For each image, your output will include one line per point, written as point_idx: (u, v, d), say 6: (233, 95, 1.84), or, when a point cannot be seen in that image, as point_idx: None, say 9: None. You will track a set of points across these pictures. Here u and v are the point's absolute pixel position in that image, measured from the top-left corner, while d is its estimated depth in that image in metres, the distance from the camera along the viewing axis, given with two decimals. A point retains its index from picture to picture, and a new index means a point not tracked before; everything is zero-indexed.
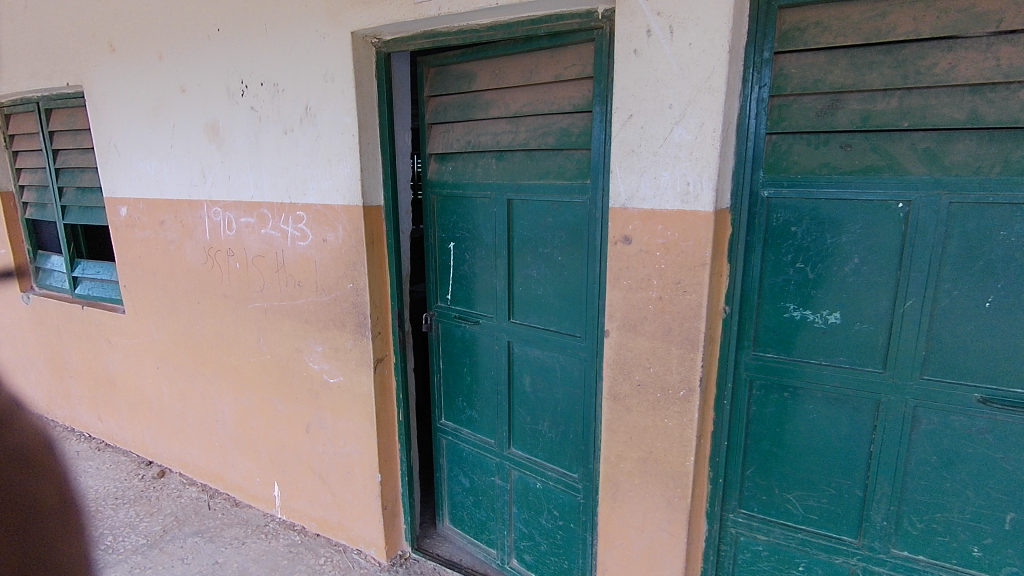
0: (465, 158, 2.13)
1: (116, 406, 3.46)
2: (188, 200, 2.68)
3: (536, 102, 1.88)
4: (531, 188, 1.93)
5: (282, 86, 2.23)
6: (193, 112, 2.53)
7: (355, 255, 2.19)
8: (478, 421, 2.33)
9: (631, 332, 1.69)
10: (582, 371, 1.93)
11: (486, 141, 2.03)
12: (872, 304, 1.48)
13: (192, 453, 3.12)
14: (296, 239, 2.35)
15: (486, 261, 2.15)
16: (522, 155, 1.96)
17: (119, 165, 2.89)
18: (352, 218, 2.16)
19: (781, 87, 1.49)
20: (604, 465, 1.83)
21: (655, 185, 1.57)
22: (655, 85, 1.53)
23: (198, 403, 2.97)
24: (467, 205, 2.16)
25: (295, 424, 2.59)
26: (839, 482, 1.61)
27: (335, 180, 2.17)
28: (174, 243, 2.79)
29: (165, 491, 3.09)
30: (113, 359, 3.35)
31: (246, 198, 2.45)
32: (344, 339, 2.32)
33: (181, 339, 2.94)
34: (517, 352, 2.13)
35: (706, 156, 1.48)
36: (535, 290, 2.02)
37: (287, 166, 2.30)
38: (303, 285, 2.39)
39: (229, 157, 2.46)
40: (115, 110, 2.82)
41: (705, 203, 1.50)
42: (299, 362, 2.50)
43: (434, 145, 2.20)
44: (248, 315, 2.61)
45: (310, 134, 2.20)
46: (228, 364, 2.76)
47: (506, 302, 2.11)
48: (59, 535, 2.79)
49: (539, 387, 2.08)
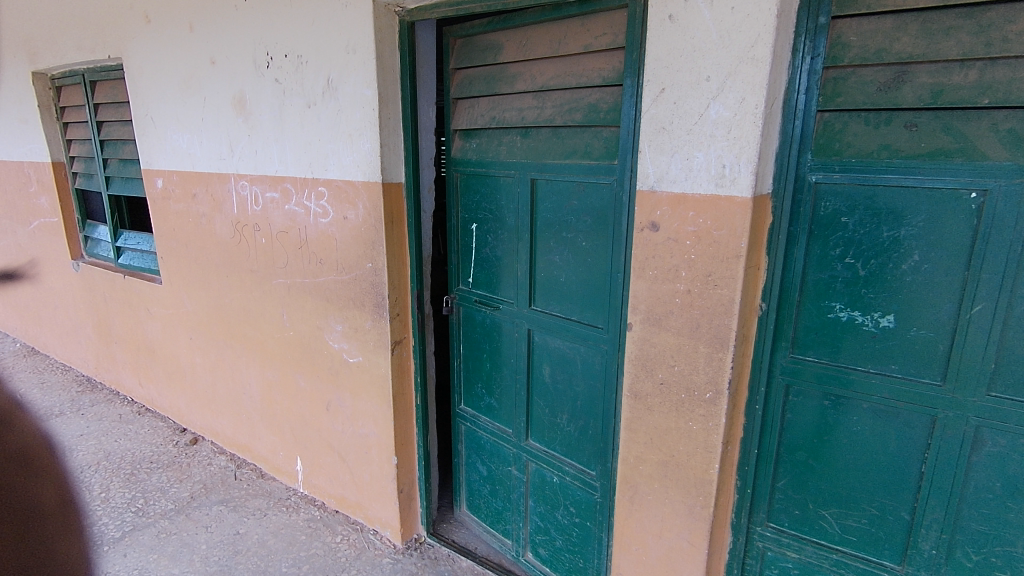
0: (489, 135, 2.02)
1: (155, 372, 3.58)
2: (218, 174, 2.67)
3: (563, 75, 1.74)
4: (556, 168, 1.81)
5: (305, 57, 2.16)
6: (221, 85, 2.49)
7: (375, 234, 2.13)
8: (498, 410, 2.25)
9: (655, 327, 1.56)
10: (604, 366, 1.81)
11: (512, 116, 1.91)
12: (932, 308, 1.31)
13: (222, 423, 3.19)
14: (318, 215, 2.31)
15: (509, 244, 2.05)
16: (548, 133, 1.83)
17: (155, 137, 2.91)
18: (372, 195, 2.09)
19: (837, 58, 1.30)
20: (623, 466, 1.72)
21: (686, 167, 1.42)
22: (691, 55, 1.37)
23: (228, 375, 3.03)
24: (491, 184, 2.05)
25: (316, 402, 2.60)
26: (883, 503, 1.45)
27: (356, 155, 2.09)
28: (206, 217, 2.81)
29: (197, 458, 3.18)
30: (152, 328, 3.46)
31: (271, 172, 2.42)
32: (364, 319, 2.27)
33: (212, 312, 2.98)
34: (538, 341, 2.03)
35: (746, 136, 1.32)
36: (557, 276, 1.90)
37: (310, 141, 2.24)
38: (324, 263, 2.35)
39: (255, 131, 2.42)
40: (150, 83, 2.83)
41: (742, 187, 1.34)
42: (320, 341, 2.48)
43: (459, 120, 2.10)
44: (273, 291, 2.61)
45: (332, 108, 2.12)
46: (256, 339, 2.79)
47: (527, 288, 2.01)
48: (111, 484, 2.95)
49: (559, 378, 1.98)
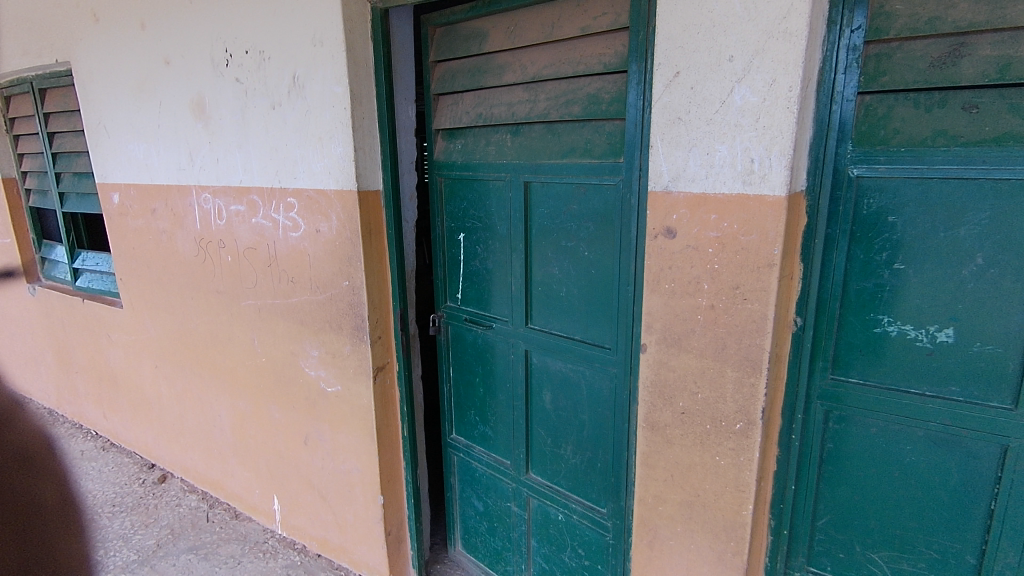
0: (476, 134, 1.82)
1: (119, 404, 3.31)
2: (177, 187, 2.43)
3: (557, 63, 1.54)
4: (552, 170, 1.60)
5: (267, 53, 1.93)
6: (178, 87, 2.26)
7: (350, 249, 1.90)
8: (493, 439, 2.04)
9: (674, 348, 1.36)
10: (612, 392, 1.60)
11: (500, 113, 1.71)
12: (1000, 318, 1.11)
13: (192, 459, 2.95)
14: (287, 229, 2.08)
15: (502, 256, 1.84)
16: (542, 129, 1.63)
17: (109, 148, 2.66)
18: (346, 205, 1.87)
19: (881, 30, 1.11)
20: (639, 507, 1.51)
21: (707, 163, 1.22)
22: (710, 32, 1.17)
23: (196, 407, 2.79)
24: (479, 190, 1.84)
25: (292, 436, 2.37)
26: (944, 545, 1.25)
27: (326, 161, 1.87)
28: (166, 234, 2.57)
29: (165, 499, 2.93)
30: (114, 356, 3.19)
31: (235, 183, 2.19)
32: (342, 343, 2.05)
33: (177, 337, 2.74)
34: (536, 363, 1.82)
35: (778, 124, 1.12)
36: (557, 291, 1.70)
37: (275, 147, 2.01)
38: (296, 281, 2.12)
39: (216, 137, 2.19)
40: (102, 88, 2.59)
41: (775, 184, 1.15)
42: (294, 367, 2.25)
43: (441, 119, 1.90)
44: (241, 314, 2.37)
45: (299, 109, 1.90)
46: (225, 367, 2.55)
47: (522, 305, 1.80)
48: (77, 534, 2.73)
49: (561, 405, 1.77)
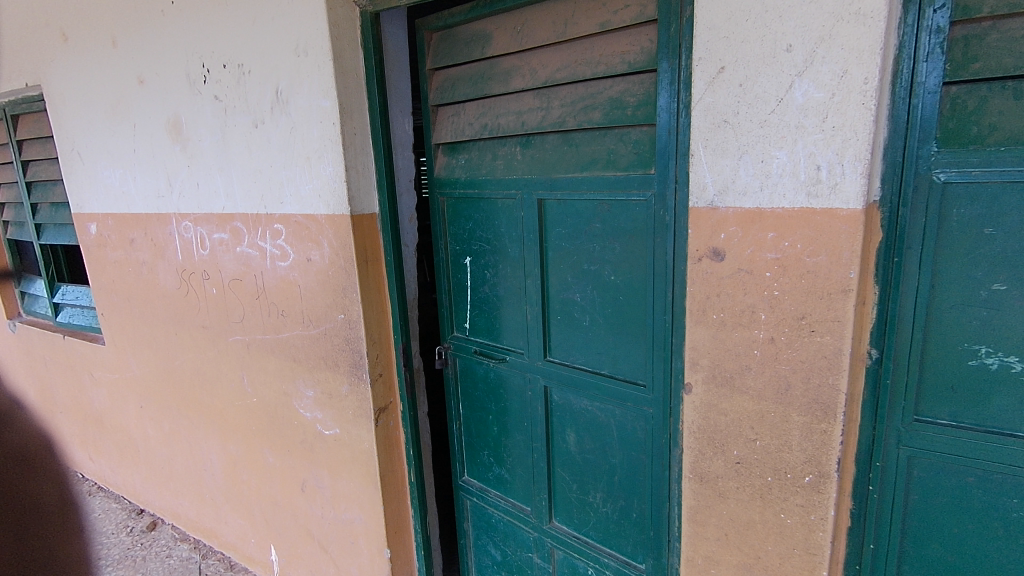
0: (480, 148, 1.63)
1: (105, 446, 3.10)
2: (156, 215, 2.24)
3: (573, 64, 1.36)
4: (570, 185, 1.42)
5: (246, 66, 1.75)
6: (152, 108, 2.07)
7: (345, 279, 1.71)
8: (510, 482, 1.83)
9: (725, 389, 1.16)
10: (648, 434, 1.41)
11: (508, 123, 1.53)
12: None
13: (183, 504, 2.73)
14: (276, 258, 1.88)
15: (514, 282, 1.65)
16: (557, 140, 1.44)
17: (84, 176, 2.48)
18: (338, 231, 1.67)
19: (971, 7, 0.92)
20: (687, 568, 1.31)
21: (762, 172, 1.03)
22: (762, 20, 0.99)
23: (185, 449, 2.59)
24: (486, 209, 1.66)
25: (289, 481, 2.16)
26: None
27: (316, 183, 1.68)
28: (147, 265, 2.38)
29: (154, 549, 2.72)
30: (98, 395, 2.99)
31: (217, 209, 2.00)
32: (339, 383, 1.85)
33: (162, 376, 2.54)
34: (557, 401, 1.62)
35: (851, 124, 0.94)
36: (580, 320, 1.51)
37: (259, 169, 1.82)
38: (287, 315, 1.93)
39: (195, 160, 2.00)
40: (74, 112, 2.41)
41: (848, 196, 0.96)
42: (288, 408, 2.05)
43: (441, 132, 1.71)
44: (229, 350, 2.18)
45: (283, 126, 1.71)
46: (214, 408, 2.35)
47: (539, 336, 1.61)
48: None
49: (588, 448, 1.57)
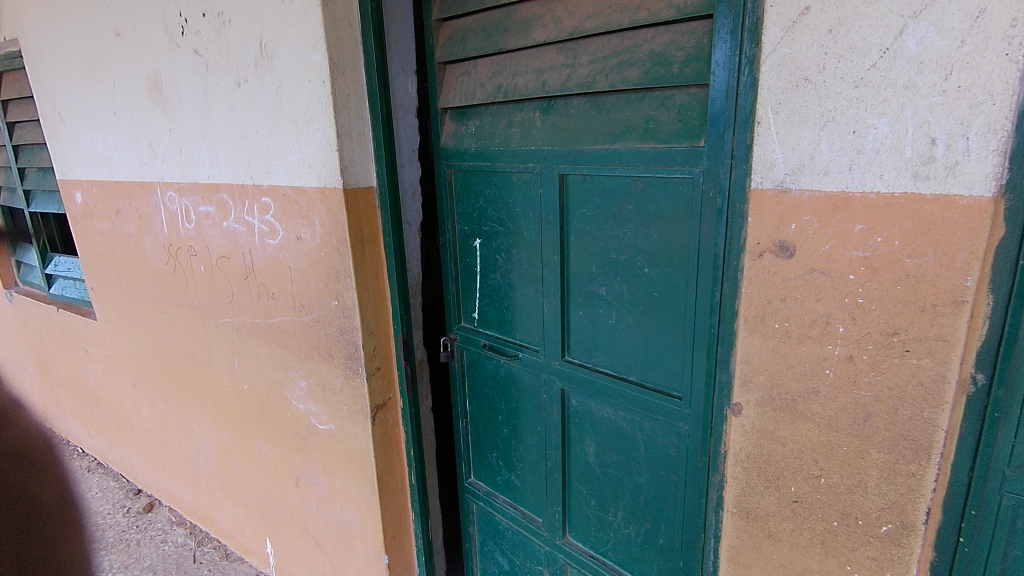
0: (494, 113, 1.40)
1: (102, 423, 3.00)
2: (140, 184, 2.05)
3: (606, 10, 1.12)
4: (599, 158, 1.19)
5: (227, 14, 1.52)
6: (130, 64, 1.86)
7: (338, 262, 1.51)
8: (521, 489, 1.66)
9: (784, 414, 0.95)
10: (682, 454, 1.21)
11: (527, 83, 1.29)
12: None
13: (179, 488, 2.62)
14: (264, 235, 1.69)
15: (529, 269, 1.44)
16: (584, 104, 1.21)
17: (67, 139, 2.29)
18: (330, 207, 1.47)
19: None
20: None
21: (852, 146, 0.80)
22: None
23: (179, 433, 2.45)
24: (500, 184, 1.44)
25: (283, 475, 2.01)
26: None
27: (305, 151, 1.47)
28: (133, 238, 2.20)
29: (149, 533, 2.61)
30: (92, 371, 2.87)
31: (202, 179, 1.80)
32: (334, 375, 1.67)
33: (154, 356, 2.39)
34: (576, 406, 1.42)
35: (987, 82, 0.69)
36: (605, 318, 1.29)
37: (244, 134, 1.61)
38: (277, 298, 1.74)
39: (177, 123, 1.80)
40: (53, 69, 2.21)
41: (973, 180, 0.72)
42: (280, 399, 1.88)
43: (449, 94, 1.48)
44: (219, 333, 2.01)
45: (268, 85, 1.49)
46: (205, 392, 2.20)
47: (557, 333, 1.40)
48: None
49: (610, 461, 1.38)
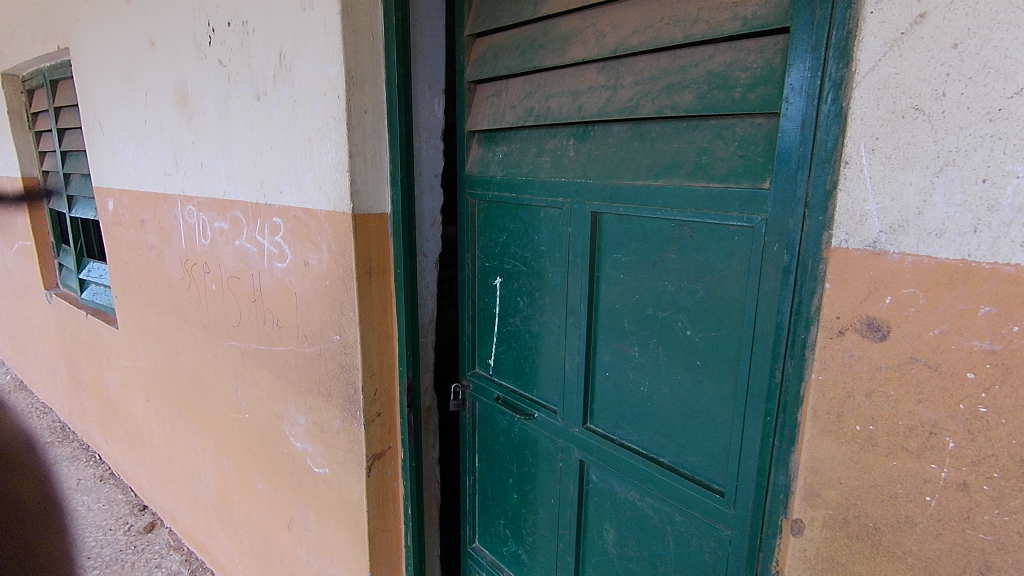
0: (524, 139, 1.24)
1: (118, 433, 2.96)
2: (163, 195, 1.99)
3: (656, 24, 0.95)
4: (638, 197, 1.00)
5: (251, 23, 1.43)
6: (162, 74, 1.81)
7: (342, 294, 1.36)
8: (529, 567, 1.44)
9: (863, 545, 0.72)
10: (720, 562, 0.98)
11: (561, 107, 1.13)
12: None
13: (180, 511, 2.52)
14: (272, 258, 1.57)
15: (552, 318, 1.25)
16: (624, 132, 1.03)
17: (104, 148, 2.28)
18: (337, 233, 1.32)
19: None
20: None
21: (980, 200, 0.59)
22: None
23: (184, 454, 2.36)
24: (525, 219, 1.27)
25: (276, 514, 1.86)
26: None
27: (316, 171, 1.34)
28: (155, 250, 2.15)
29: (145, 556, 2.51)
30: (113, 381, 2.84)
31: (218, 194, 1.71)
32: (331, 416, 1.51)
33: (166, 372, 2.31)
34: (595, 482, 1.21)
35: None
36: (635, 384, 1.09)
37: (259, 149, 1.51)
38: (281, 326, 1.61)
39: (199, 136, 1.72)
40: (97, 77, 2.21)
41: None
42: (279, 433, 1.74)
43: (478, 117, 1.34)
44: (225, 356, 1.90)
45: (285, 98, 1.38)
46: (209, 417, 2.09)
47: (578, 394, 1.20)
48: None
49: (631, 554, 1.16)
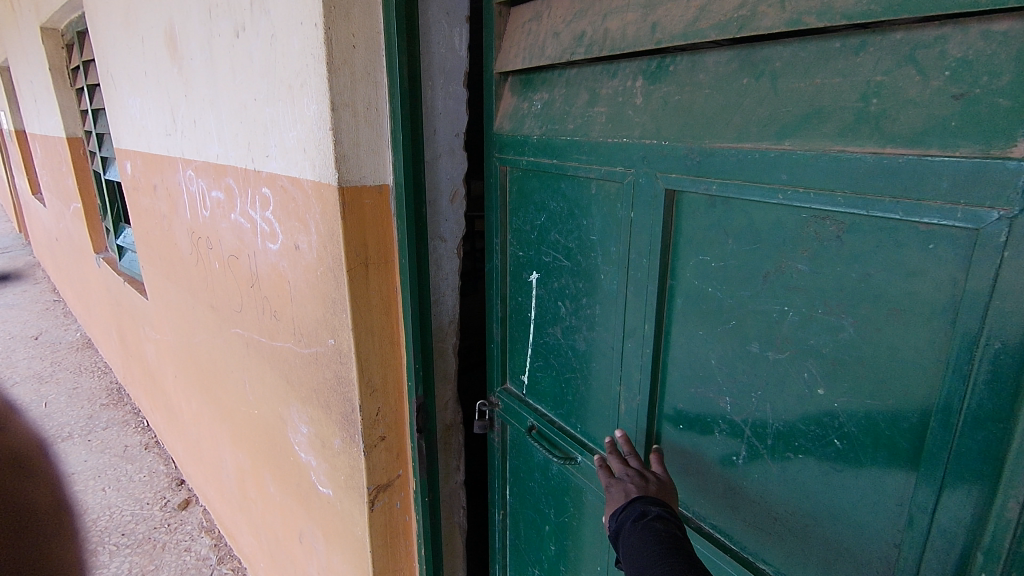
0: (571, 81, 0.87)
1: (158, 404, 2.88)
2: (168, 158, 1.76)
3: None
4: (746, 170, 0.62)
5: None
6: (153, 14, 1.54)
7: (333, 289, 1.06)
8: None
9: None
10: None
11: (625, 28, 0.75)
12: None
13: (210, 493, 2.40)
14: (265, 237, 1.29)
15: (604, 336, 0.90)
16: (725, 63, 0.64)
17: (117, 105, 2.07)
18: (324, 211, 1.01)
19: None
20: None
21: None
22: None
23: (208, 438, 2.21)
24: (571, 197, 0.90)
25: (288, 523, 1.65)
26: None
27: (299, 129, 1.03)
28: (167, 220, 1.94)
29: (176, 537, 2.41)
30: (150, 352, 2.74)
31: (211, 158, 1.44)
32: (331, 433, 1.24)
33: (187, 352, 2.14)
34: None
35: None
36: (724, 451, 0.73)
37: (243, 102, 1.21)
38: (279, 319, 1.34)
39: (190, 87, 1.45)
40: (104, 25, 1.98)
41: None
42: (284, 438, 1.51)
43: (509, 52, 0.97)
44: (232, 344, 1.67)
45: (263, 33, 1.06)
46: (224, 405, 1.90)
47: (637, 446, 0.86)
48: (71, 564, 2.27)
49: None
